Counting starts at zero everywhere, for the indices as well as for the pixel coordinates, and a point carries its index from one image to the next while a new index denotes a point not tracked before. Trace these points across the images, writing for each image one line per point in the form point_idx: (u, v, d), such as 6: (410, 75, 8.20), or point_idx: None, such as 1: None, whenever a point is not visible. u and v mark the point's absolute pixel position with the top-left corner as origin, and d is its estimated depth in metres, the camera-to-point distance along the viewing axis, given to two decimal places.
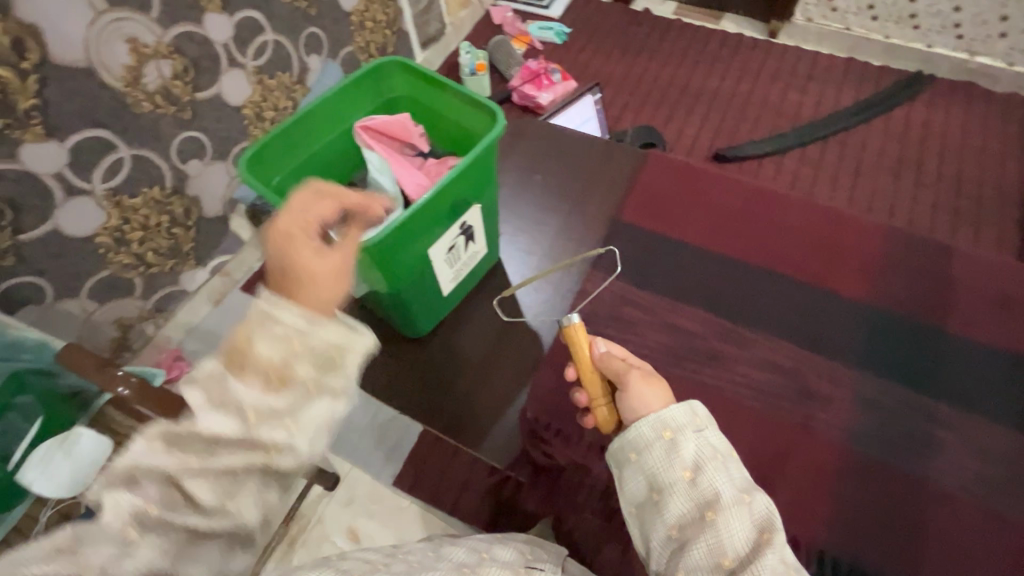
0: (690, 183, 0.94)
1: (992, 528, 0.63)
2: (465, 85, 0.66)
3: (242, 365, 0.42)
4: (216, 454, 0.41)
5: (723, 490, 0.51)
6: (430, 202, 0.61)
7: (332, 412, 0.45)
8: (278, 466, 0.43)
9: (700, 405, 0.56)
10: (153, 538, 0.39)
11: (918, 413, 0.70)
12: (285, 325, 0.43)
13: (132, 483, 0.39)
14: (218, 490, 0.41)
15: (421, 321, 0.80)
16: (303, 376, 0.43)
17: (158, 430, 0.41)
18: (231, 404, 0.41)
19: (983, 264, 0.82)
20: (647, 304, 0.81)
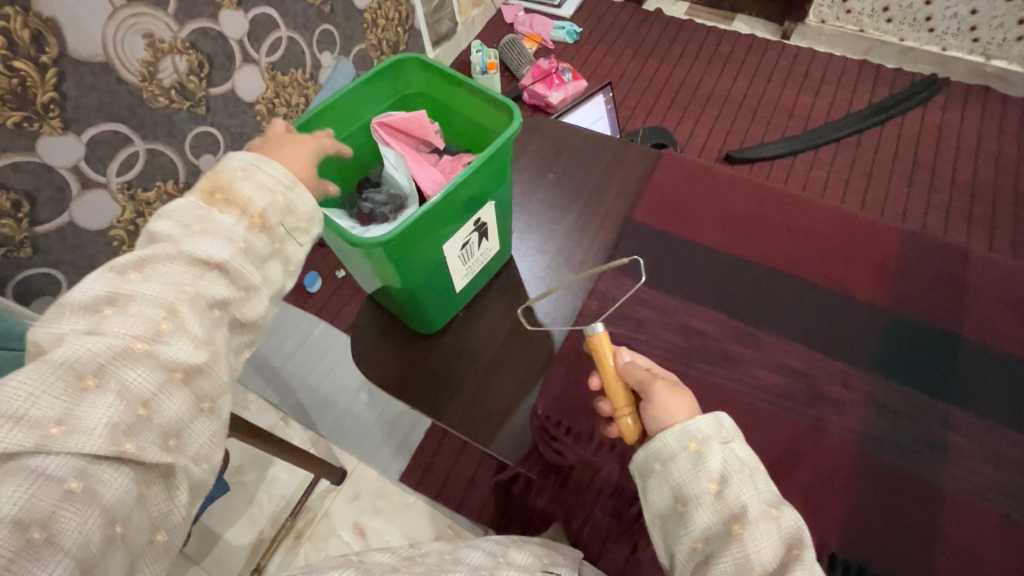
0: (704, 184, 0.93)
1: (1000, 533, 0.63)
2: (483, 83, 0.65)
3: (220, 198, 0.49)
4: (199, 278, 0.46)
5: (751, 502, 0.50)
6: (446, 199, 0.61)
7: (286, 263, 0.53)
8: (242, 309, 0.49)
9: (725, 415, 0.56)
10: (140, 366, 0.41)
11: (932, 418, 0.69)
12: (269, 175, 0.51)
13: (101, 318, 0.42)
14: (199, 320, 0.45)
15: (433, 318, 0.80)
16: (278, 225, 0.51)
17: (131, 261, 0.45)
18: (213, 229, 0.48)
19: (999, 269, 0.81)
20: (660, 306, 0.81)
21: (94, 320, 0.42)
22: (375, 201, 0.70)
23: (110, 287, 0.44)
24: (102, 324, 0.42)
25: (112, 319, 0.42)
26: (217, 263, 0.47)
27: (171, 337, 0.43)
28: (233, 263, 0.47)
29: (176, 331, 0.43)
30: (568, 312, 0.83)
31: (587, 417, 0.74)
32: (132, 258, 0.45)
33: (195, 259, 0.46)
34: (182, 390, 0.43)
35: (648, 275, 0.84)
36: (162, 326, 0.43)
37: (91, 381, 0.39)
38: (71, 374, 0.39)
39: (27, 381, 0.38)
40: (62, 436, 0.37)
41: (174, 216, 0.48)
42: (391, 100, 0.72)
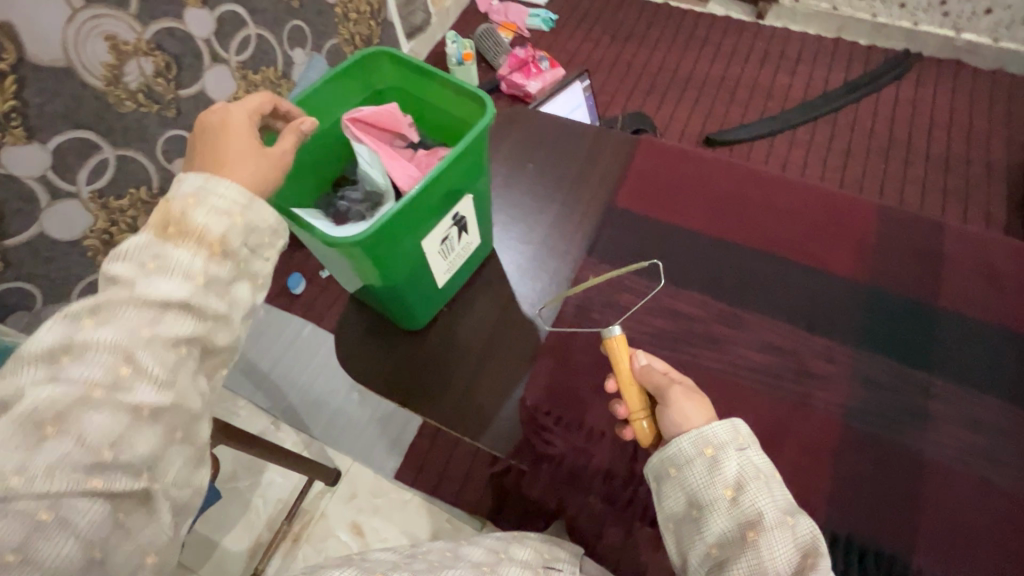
0: (684, 168, 0.93)
1: (980, 496, 0.64)
2: (454, 75, 0.65)
3: (174, 231, 0.45)
4: (158, 317, 0.43)
5: (765, 511, 0.51)
6: (421, 193, 0.60)
7: (254, 283, 0.49)
8: (212, 339, 0.46)
9: (741, 422, 0.57)
10: (100, 409, 0.40)
11: (914, 388, 0.71)
12: (223, 199, 0.47)
13: (57, 365, 0.40)
14: (160, 359, 0.42)
15: (416, 315, 0.79)
16: (239, 250, 0.47)
17: (86, 303, 0.42)
18: (167, 265, 0.44)
19: (974, 240, 0.82)
20: (644, 291, 0.81)
21: (51, 368, 0.40)
22: (351, 198, 0.70)
23: (66, 333, 0.41)
24: (58, 373, 0.40)
25: (68, 366, 0.40)
26: (177, 300, 0.43)
27: (133, 378, 0.41)
28: (195, 300, 0.44)
29: (136, 374, 0.41)
30: (553, 303, 0.83)
31: (578, 406, 0.74)
32: (85, 303, 0.42)
33: (152, 299, 0.43)
34: (150, 427, 0.41)
35: (632, 261, 0.84)
36: (120, 370, 0.41)
37: (50, 429, 0.38)
38: (29, 424, 0.38)
39: None
40: (24, 482, 0.37)
41: (128, 255, 0.44)
42: (363, 95, 0.71)
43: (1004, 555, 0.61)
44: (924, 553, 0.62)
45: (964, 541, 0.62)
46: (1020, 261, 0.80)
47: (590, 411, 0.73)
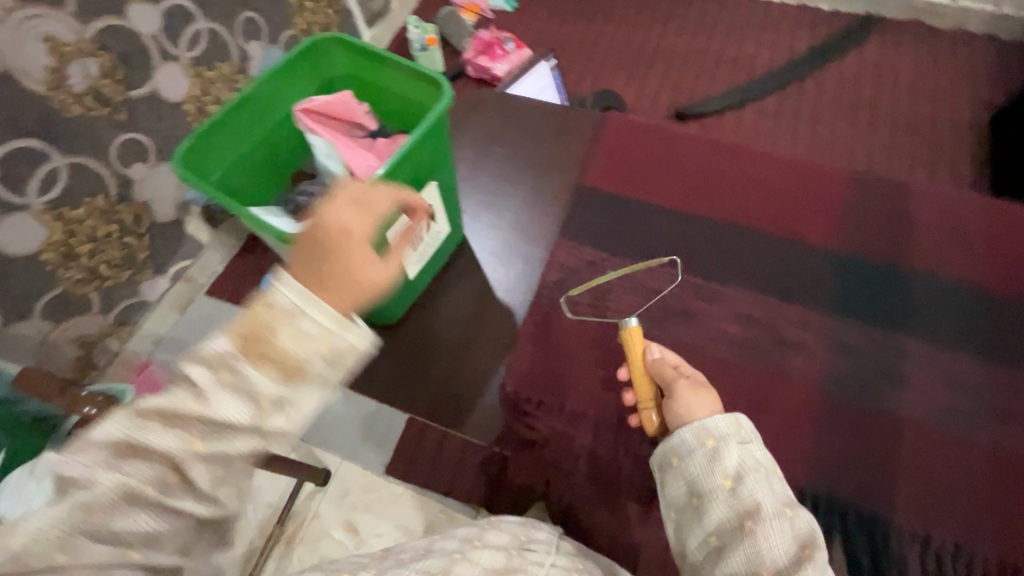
0: (653, 143, 0.93)
1: (953, 449, 0.66)
2: (408, 57, 0.62)
3: (260, 350, 0.44)
4: (214, 439, 0.44)
5: (764, 502, 0.52)
6: (380, 182, 0.58)
7: (324, 396, 0.48)
8: (266, 449, 0.47)
9: (746, 419, 0.58)
10: (143, 511, 0.44)
11: (886, 349, 0.72)
12: (314, 326, 0.45)
13: (122, 458, 0.43)
14: (209, 472, 0.45)
15: (389, 306, 0.78)
16: (317, 376, 0.45)
17: (155, 406, 0.43)
18: (243, 386, 0.44)
19: (939, 199, 0.83)
20: (618, 270, 0.80)
21: (111, 462, 0.43)
22: (311, 192, 0.67)
23: (135, 434, 0.43)
24: (114, 472, 0.42)
25: (128, 467, 0.43)
26: (235, 424, 0.44)
27: (176, 490, 0.44)
28: (254, 427, 0.44)
29: (183, 483, 0.44)
30: (528, 289, 0.83)
31: (558, 391, 0.72)
32: (156, 404, 0.43)
33: (213, 419, 0.43)
34: (188, 519, 0.46)
35: (605, 241, 0.83)
36: (170, 479, 0.44)
37: (101, 519, 0.42)
38: (81, 512, 0.42)
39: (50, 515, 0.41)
40: (67, 561, 0.41)
41: (209, 360, 0.44)
42: (316, 84, 0.68)
43: (977, 504, 0.63)
44: (902, 508, 0.63)
45: (940, 494, 0.64)
46: (984, 217, 0.81)
47: (568, 395, 0.72)
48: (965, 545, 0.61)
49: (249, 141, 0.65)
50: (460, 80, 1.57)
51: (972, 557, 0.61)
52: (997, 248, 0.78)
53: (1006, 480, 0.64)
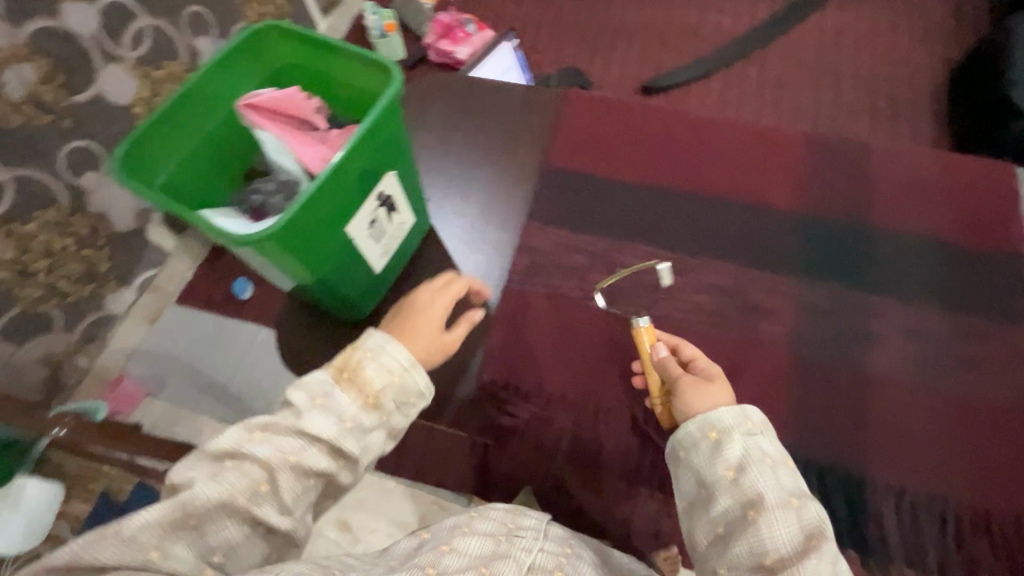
0: (618, 119, 0.91)
1: (924, 401, 0.67)
2: (353, 43, 0.59)
3: (347, 377, 0.53)
4: (303, 453, 0.49)
5: (771, 494, 0.48)
6: (333, 173, 0.56)
7: (389, 431, 0.55)
8: (336, 478, 0.52)
9: (753, 408, 0.54)
10: (233, 518, 0.47)
11: (856, 309, 0.73)
12: (392, 360, 0.54)
13: (221, 468, 0.47)
14: (292, 487, 0.49)
15: (360, 306, 0.75)
16: (388, 406, 0.53)
17: (260, 421, 0.50)
18: (330, 407, 0.51)
19: (901, 157, 0.84)
20: (589, 249, 0.79)
21: (214, 468, 0.48)
22: (265, 191, 0.64)
23: (238, 442, 0.48)
24: (218, 476, 0.47)
25: (228, 472, 0.47)
26: (321, 440, 0.50)
27: (265, 500, 0.48)
28: (337, 445, 0.50)
29: (269, 494, 0.48)
30: (499, 272, 0.81)
31: (535, 375, 0.73)
32: (259, 420, 0.50)
33: (305, 434, 0.50)
34: (263, 536, 0.49)
35: (574, 220, 0.82)
36: (260, 488, 0.48)
37: (193, 521, 0.46)
38: (181, 512, 0.45)
39: (155, 512, 0.45)
40: (159, 560, 0.44)
41: (306, 385, 0.52)
42: (259, 77, 0.65)
43: (949, 452, 0.65)
44: (876, 462, 0.64)
45: (914, 445, 0.65)
46: (946, 171, 0.82)
47: (545, 379, 0.73)
48: (940, 493, 0.63)
49: (194, 141, 0.62)
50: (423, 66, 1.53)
51: (946, 504, 0.62)
52: (958, 202, 0.79)
53: (975, 427, 0.66)
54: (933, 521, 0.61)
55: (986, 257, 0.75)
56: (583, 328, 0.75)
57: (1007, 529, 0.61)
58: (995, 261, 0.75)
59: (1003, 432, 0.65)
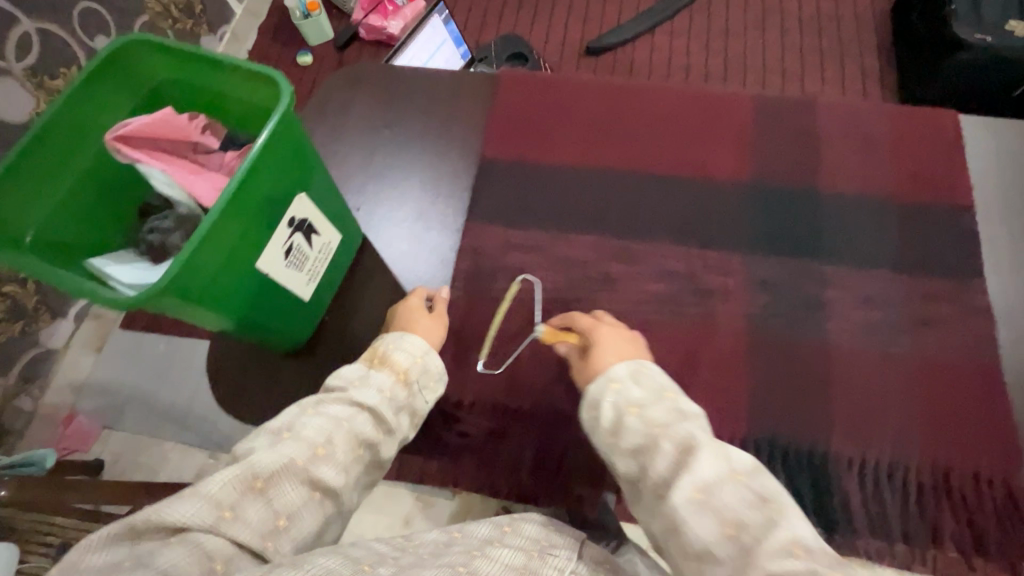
0: (553, 97, 0.86)
1: (883, 367, 0.66)
2: (237, 56, 0.52)
3: (377, 362, 0.61)
4: (354, 418, 0.55)
5: (638, 435, 0.50)
6: (230, 202, 0.50)
7: (412, 416, 0.61)
8: (379, 450, 0.57)
9: (616, 365, 0.55)
10: (296, 481, 0.49)
11: (808, 279, 0.71)
12: (412, 347, 0.62)
13: (278, 440, 0.51)
14: (345, 452, 0.53)
15: (292, 339, 0.69)
16: (413, 384, 0.61)
17: (312, 399, 0.56)
18: (368, 384, 0.58)
19: (845, 112, 0.81)
20: (533, 245, 0.75)
21: (273, 439, 0.51)
22: (162, 230, 0.58)
23: (294, 417, 0.54)
24: (277, 444, 0.50)
25: (287, 440, 0.51)
26: (368, 407, 0.57)
27: (322, 461, 0.51)
28: (380, 411, 0.57)
29: (326, 457, 0.51)
30: (441, 276, 0.76)
31: (488, 387, 0.69)
32: (310, 400, 0.56)
33: (354, 402, 0.56)
34: (319, 505, 0.50)
35: (515, 216, 0.77)
36: (318, 450, 0.51)
37: (258, 484, 0.47)
38: (249, 473, 0.46)
39: (225, 473, 0.46)
40: (230, 519, 0.43)
41: (342, 375, 0.59)
42: (135, 101, 0.57)
43: (907, 418, 0.63)
44: (839, 438, 0.63)
45: (874, 413, 0.64)
46: (890, 124, 0.80)
47: (498, 391, 0.69)
48: (900, 461, 0.62)
49: (65, 183, 0.54)
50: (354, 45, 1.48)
51: (907, 471, 0.61)
52: (903, 157, 0.77)
53: (931, 385, 0.65)
54: (895, 491, 0.61)
55: (932, 213, 0.73)
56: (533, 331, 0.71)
57: (966, 488, 0.61)
58: (940, 215, 0.73)
59: (958, 388, 0.64)
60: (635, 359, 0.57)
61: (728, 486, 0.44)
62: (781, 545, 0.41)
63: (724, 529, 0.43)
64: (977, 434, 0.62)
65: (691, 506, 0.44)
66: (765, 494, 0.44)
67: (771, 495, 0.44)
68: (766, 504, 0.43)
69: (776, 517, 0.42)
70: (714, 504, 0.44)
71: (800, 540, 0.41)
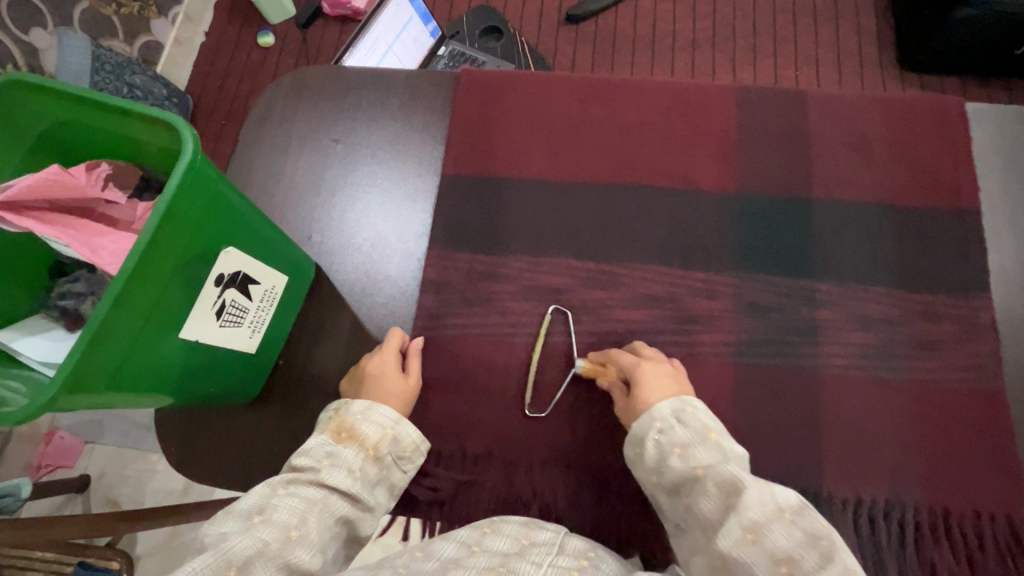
0: (520, 98, 0.78)
1: (880, 397, 0.61)
2: (138, 101, 0.45)
3: (345, 436, 0.56)
4: (328, 500, 0.52)
5: (683, 475, 0.51)
6: (143, 270, 0.44)
7: (390, 489, 0.58)
8: (357, 526, 0.54)
9: (659, 406, 0.55)
10: (271, 570, 0.45)
11: (798, 299, 0.65)
12: (382, 416, 0.58)
13: (250, 524, 0.48)
14: (319, 533, 0.50)
15: (241, 394, 0.63)
16: (386, 457, 0.57)
17: (284, 477, 0.53)
18: (339, 463, 0.54)
19: (839, 104, 0.74)
20: (502, 272, 0.69)
21: (245, 523, 0.48)
22: (78, 294, 0.51)
23: (264, 497, 0.50)
24: (250, 528, 0.47)
25: (258, 525, 0.48)
26: (341, 489, 0.53)
27: (297, 544, 0.48)
28: (355, 491, 0.54)
29: (299, 539, 0.48)
30: (404, 306, 0.69)
31: (458, 434, 0.64)
32: (282, 477, 0.53)
33: (327, 484, 0.53)
34: None
35: (480, 239, 0.71)
36: (291, 532, 0.48)
37: (232, 572, 0.43)
38: (221, 562, 0.43)
39: (194, 562, 0.42)
40: None
41: (309, 450, 0.55)
42: (23, 152, 0.49)
43: (904, 453, 0.60)
44: (831, 475, 0.59)
45: (868, 447, 0.60)
46: (888, 118, 0.72)
47: (470, 436, 0.64)
48: (897, 499, 0.58)
49: None
50: (322, 20, 1.61)
51: (904, 510, 0.58)
52: (901, 156, 0.71)
53: (931, 415, 0.60)
54: (891, 532, 0.57)
55: (933, 220, 0.67)
56: (505, 372, 0.66)
57: (966, 526, 0.57)
58: (942, 222, 0.67)
59: (959, 418, 0.60)
60: (677, 397, 0.56)
61: (777, 524, 0.45)
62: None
63: (775, 566, 0.44)
64: (980, 468, 0.59)
65: (739, 545, 0.45)
66: (815, 532, 0.44)
67: (822, 532, 0.44)
68: (818, 542, 0.44)
69: (827, 554, 0.43)
70: (764, 543, 0.44)
71: (853, 574, 0.42)
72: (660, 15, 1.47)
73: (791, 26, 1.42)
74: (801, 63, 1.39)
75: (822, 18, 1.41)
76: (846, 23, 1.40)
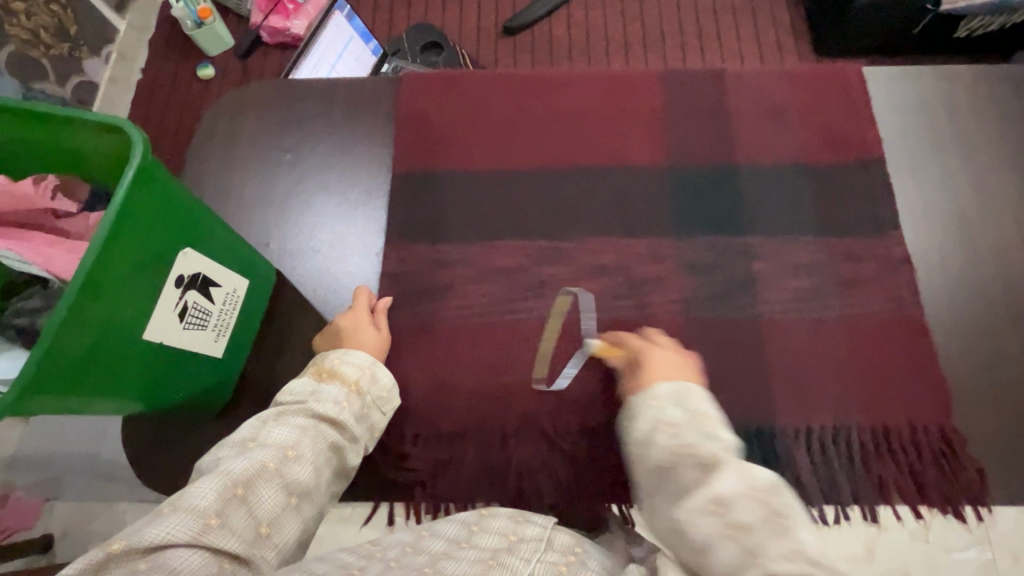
0: (461, 97, 0.81)
1: (817, 335, 0.67)
2: (88, 110, 0.46)
3: (326, 376, 0.58)
4: (317, 427, 0.53)
5: (667, 451, 0.49)
6: (113, 252, 0.46)
7: (372, 428, 0.59)
8: (347, 457, 0.55)
9: (658, 384, 0.55)
10: (273, 487, 0.48)
11: (735, 256, 0.70)
12: (357, 360, 0.60)
13: (245, 448, 0.50)
14: (317, 456, 0.51)
15: (210, 401, 0.64)
16: (367, 393, 0.59)
17: (272, 411, 0.54)
18: (324, 396, 0.56)
19: (752, 79, 0.81)
20: (461, 259, 0.72)
21: (239, 450, 0.49)
22: (32, 308, 0.50)
23: (256, 428, 0.52)
24: (246, 453, 0.49)
25: (254, 448, 0.49)
26: (329, 417, 0.54)
27: (294, 465, 0.49)
28: (342, 418, 0.55)
29: (298, 459, 0.50)
30: None
31: (432, 417, 0.66)
32: (272, 410, 0.54)
33: (314, 412, 0.54)
34: (296, 512, 0.49)
35: (435, 231, 0.73)
36: (288, 454, 0.50)
37: (239, 490, 0.46)
38: (226, 483, 0.45)
39: (202, 484, 0.45)
40: (214, 527, 0.43)
41: (293, 388, 0.56)
42: None
43: (844, 383, 0.65)
44: (782, 412, 0.64)
45: (811, 381, 0.65)
46: (797, 89, 0.80)
47: (445, 419, 0.66)
48: (843, 424, 0.63)
49: None
50: (264, 48, 1.63)
51: (850, 433, 0.63)
52: (812, 120, 0.78)
53: (865, 345, 0.66)
54: (841, 455, 0.63)
55: (846, 172, 0.74)
56: (472, 352, 0.68)
57: (905, 441, 0.63)
58: (854, 175, 0.74)
59: (890, 345, 0.66)
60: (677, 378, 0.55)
61: (744, 500, 0.43)
62: (783, 551, 0.41)
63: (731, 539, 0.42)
64: (911, 386, 0.64)
65: (702, 518, 0.43)
66: (781, 511, 0.43)
67: (787, 512, 0.43)
68: (781, 521, 0.42)
69: (784, 530, 0.42)
70: (728, 519, 0.43)
71: (804, 553, 0.41)
72: (592, 22, 1.55)
73: (712, 23, 1.52)
74: (727, 57, 1.48)
75: (741, 15, 1.52)
76: (762, 17, 1.52)
